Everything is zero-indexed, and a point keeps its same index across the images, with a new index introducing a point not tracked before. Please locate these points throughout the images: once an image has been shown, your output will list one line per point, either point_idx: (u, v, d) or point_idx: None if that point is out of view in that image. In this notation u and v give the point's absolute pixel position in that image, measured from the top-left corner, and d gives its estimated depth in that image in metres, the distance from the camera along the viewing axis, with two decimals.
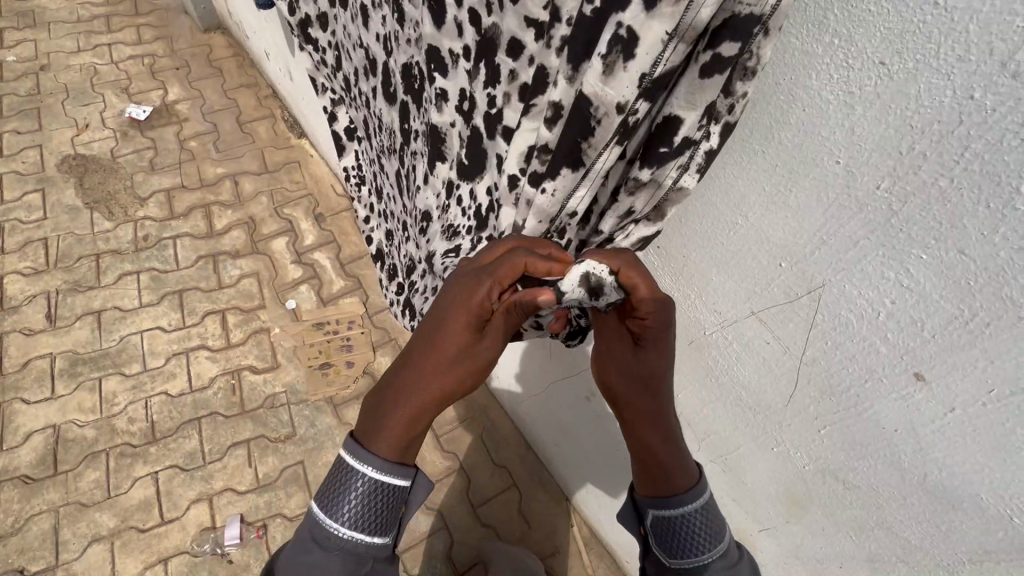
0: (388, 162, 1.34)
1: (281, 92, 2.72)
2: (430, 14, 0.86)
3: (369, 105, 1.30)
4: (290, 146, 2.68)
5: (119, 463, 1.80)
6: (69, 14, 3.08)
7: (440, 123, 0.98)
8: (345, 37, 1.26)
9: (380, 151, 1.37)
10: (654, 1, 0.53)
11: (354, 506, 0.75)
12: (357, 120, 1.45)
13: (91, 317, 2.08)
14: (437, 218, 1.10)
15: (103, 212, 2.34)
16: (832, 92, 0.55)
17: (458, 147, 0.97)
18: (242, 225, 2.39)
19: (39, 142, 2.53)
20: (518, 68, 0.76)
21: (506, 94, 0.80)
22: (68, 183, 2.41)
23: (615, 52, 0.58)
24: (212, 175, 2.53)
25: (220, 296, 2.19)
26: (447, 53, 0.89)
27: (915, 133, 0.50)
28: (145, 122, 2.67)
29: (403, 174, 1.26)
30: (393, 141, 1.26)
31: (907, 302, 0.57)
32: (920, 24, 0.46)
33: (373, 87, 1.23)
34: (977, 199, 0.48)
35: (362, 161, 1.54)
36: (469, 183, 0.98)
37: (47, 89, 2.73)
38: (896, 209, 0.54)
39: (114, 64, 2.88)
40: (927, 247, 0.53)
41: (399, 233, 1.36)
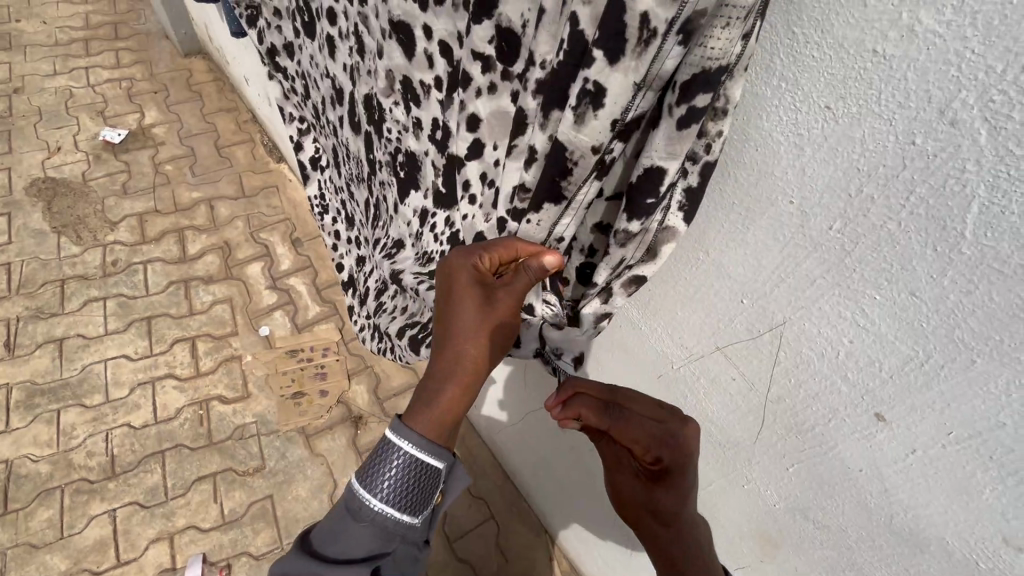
0: (360, 190, 1.30)
1: (261, 117, 2.72)
2: (401, 48, 0.85)
3: (338, 133, 1.28)
4: (269, 170, 2.66)
5: (75, 500, 1.71)
6: (47, 37, 3.06)
7: (416, 150, 0.97)
8: (312, 67, 1.25)
9: (351, 180, 1.35)
10: (617, 55, 0.54)
11: (392, 482, 0.72)
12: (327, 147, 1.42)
13: (53, 345, 2.00)
14: (413, 247, 1.06)
15: (71, 236, 2.28)
16: (782, 134, 0.55)
17: (433, 176, 0.95)
18: (216, 250, 2.36)
19: (8, 164, 2.47)
20: (467, 99, 0.76)
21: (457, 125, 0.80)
22: (36, 207, 2.35)
23: (584, 103, 0.59)
24: (188, 200, 2.49)
25: (190, 323, 2.13)
26: (418, 83, 0.87)
27: (863, 176, 0.50)
28: (120, 145, 2.64)
29: (374, 204, 1.24)
30: (362, 169, 1.23)
31: (865, 341, 0.57)
32: (861, 70, 0.47)
33: (342, 114, 1.20)
34: (923, 242, 0.49)
35: (332, 189, 1.50)
36: (449, 207, 0.94)
37: (20, 111, 2.68)
38: (849, 249, 0.54)
39: (91, 87, 2.86)
40: (880, 288, 0.53)
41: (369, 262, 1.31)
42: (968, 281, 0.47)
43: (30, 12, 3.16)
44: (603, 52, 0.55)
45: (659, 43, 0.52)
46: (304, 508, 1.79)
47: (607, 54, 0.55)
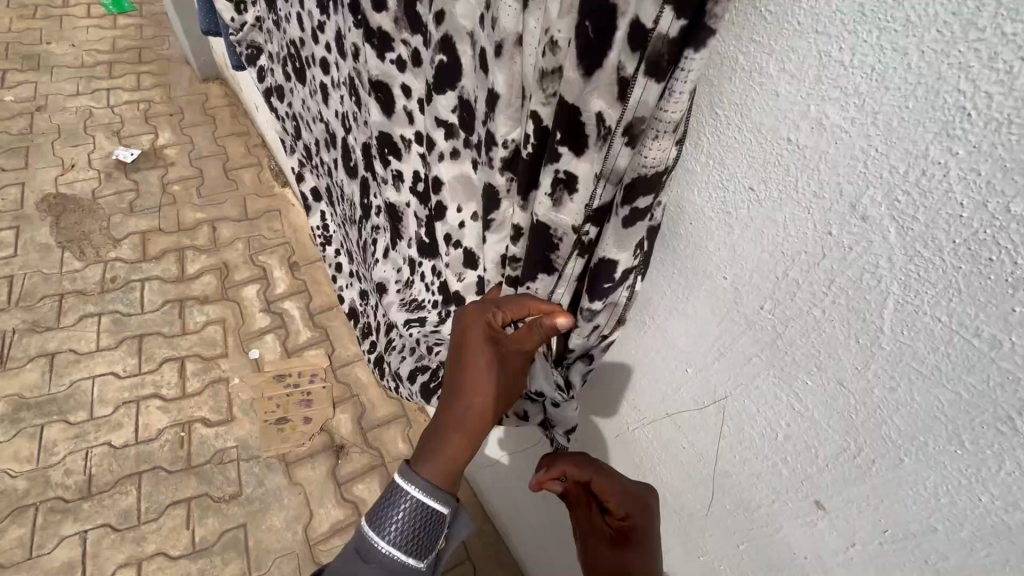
0: (352, 229, 1.31)
1: (270, 143, 2.80)
2: (378, 103, 0.85)
3: (332, 173, 1.29)
4: (274, 194, 2.72)
5: (48, 519, 1.70)
6: (74, 59, 3.19)
7: (396, 203, 0.96)
8: (305, 108, 1.27)
9: (343, 218, 1.35)
10: (580, 146, 0.56)
11: (397, 527, 0.66)
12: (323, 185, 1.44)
13: (44, 359, 2.02)
14: (399, 293, 1.05)
15: (75, 252, 2.33)
16: (713, 211, 0.57)
17: (415, 227, 0.95)
18: (214, 270, 2.39)
19: (22, 179, 2.54)
20: (434, 164, 0.79)
21: (437, 182, 0.81)
22: (44, 222, 2.40)
23: (558, 190, 0.60)
24: (191, 220, 2.54)
25: (182, 342, 2.15)
26: (398, 138, 0.87)
27: (788, 261, 0.52)
28: (132, 164, 2.71)
29: (364, 245, 1.24)
30: (354, 210, 1.23)
31: (801, 425, 0.57)
32: (776, 157, 0.50)
33: (335, 156, 1.22)
34: (845, 332, 0.49)
35: (331, 224, 1.51)
36: (433, 256, 0.94)
37: (40, 129, 2.78)
38: (780, 330, 0.55)
39: (110, 108, 2.96)
40: (810, 373, 0.54)
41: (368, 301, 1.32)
42: (890, 378, 0.48)
43: (60, 35, 3.31)
44: (568, 147, 0.57)
45: (610, 145, 0.53)
46: (276, 539, 1.75)
47: (571, 146, 0.57)
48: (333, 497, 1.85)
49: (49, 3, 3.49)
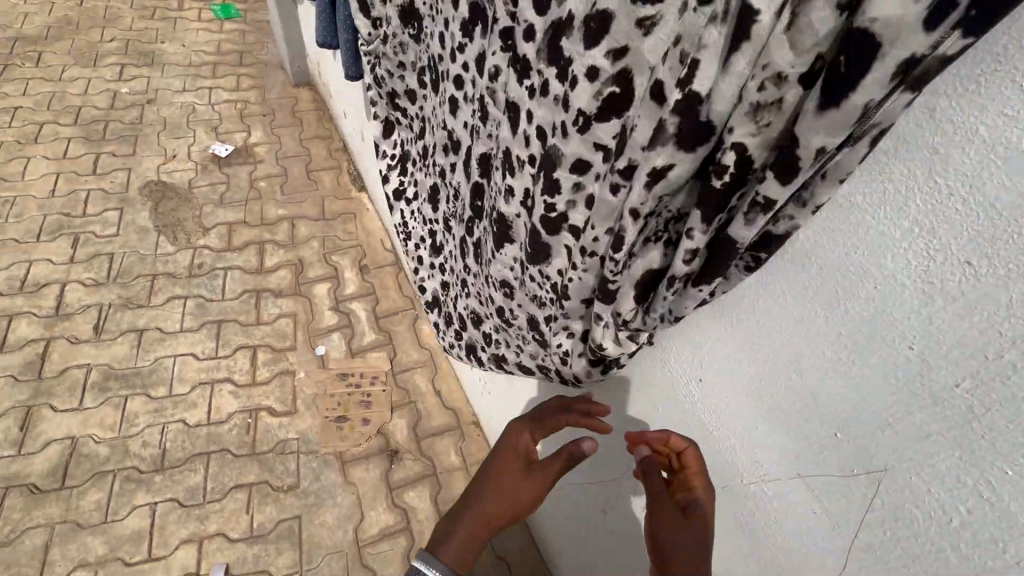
0: (452, 223, 1.17)
1: (351, 148, 2.92)
2: (511, 120, 0.76)
3: (434, 158, 1.16)
4: (350, 198, 2.83)
5: (123, 487, 1.79)
6: (184, 58, 3.45)
7: (506, 215, 0.84)
8: (405, 86, 1.15)
9: (440, 210, 1.21)
10: (794, 171, 0.48)
11: None
12: (411, 174, 1.27)
13: (133, 334, 2.15)
14: (519, 296, 0.93)
15: (169, 236, 2.49)
16: (908, 278, 0.56)
17: (523, 241, 0.82)
18: (290, 265, 2.50)
19: (129, 165, 2.75)
20: (585, 182, 0.67)
21: (569, 204, 0.69)
22: (145, 206, 2.59)
23: (760, 211, 0.52)
24: (273, 216, 2.67)
25: (256, 332, 2.25)
26: (515, 158, 0.77)
27: (1006, 343, 0.50)
28: (225, 159, 2.89)
29: (469, 240, 1.09)
30: (461, 198, 1.09)
31: (987, 514, 0.55)
32: (1012, 234, 0.47)
33: (443, 136, 1.09)
34: (980, 410, 0.53)
35: (412, 216, 1.32)
36: (538, 268, 0.81)
37: (149, 120, 3.01)
38: (977, 413, 0.53)
39: (211, 105, 3.18)
40: (1014, 464, 0.51)
41: (463, 301, 1.18)
42: None
43: (173, 36, 3.59)
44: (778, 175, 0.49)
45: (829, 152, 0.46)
46: (328, 536, 1.79)
47: (783, 175, 0.49)
48: (385, 501, 1.88)
49: (166, 7, 3.81)
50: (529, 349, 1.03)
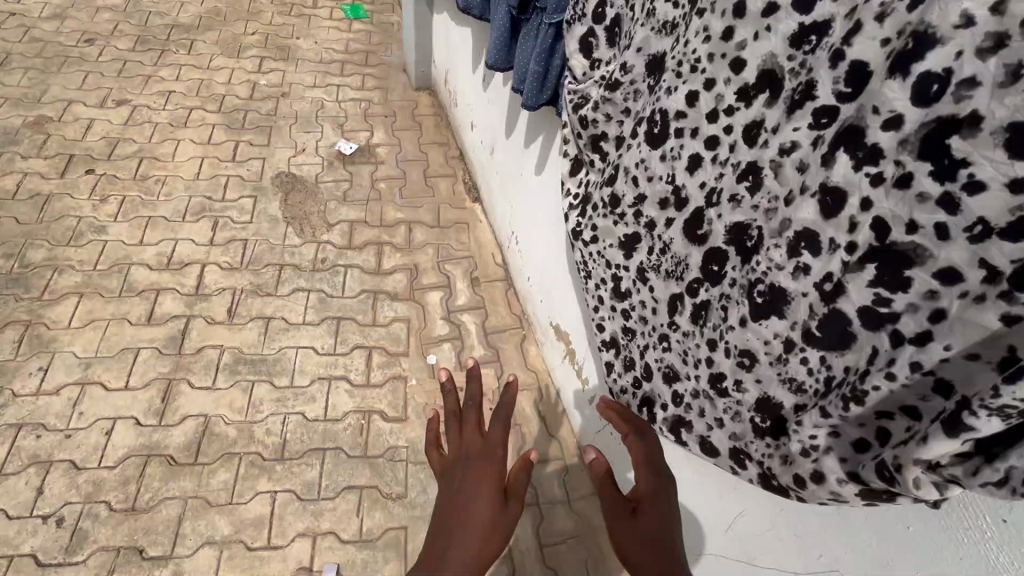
0: (654, 274, 1.06)
1: (469, 158, 2.94)
2: (824, 194, 0.66)
3: (638, 211, 1.06)
4: (464, 207, 2.85)
5: (248, 472, 1.87)
6: (316, 54, 3.60)
7: (784, 289, 0.74)
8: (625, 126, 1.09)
9: (634, 260, 1.11)
10: None
11: None
12: (596, 220, 1.18)
13: (262, 321, 2.25)
14: (763, 372, 0.81)
15: (297, 229, 2.60)
16: None
17: (802, 321, 0.72)
18: (406, 269, 2.54)
19: (264, 155, 2.90)
20: (943, 291, 0.57)
21: (910, 306, 0.60)
22: (276, 196, 2.71)
23: None
24: (392, 218, 2.73)
25: (372, 333, 2.30)
26: (823, 237, 0.68)
27: None
28: (349, 157, 2.99)
29: (686, 296, 0.98)
30: (679, 255, 0.97)
31: None
32: None
33: (662, 188, 0.98)
34: None
35: (590, 261, 1.23)
36: (820, 354, 0.71)
37: (282, 113, 3.16)
38: None
39: (338, 102, 3.29)
40: None
41: (655, 354, 1.10)
42: None
43: (307, 32, 3.76)
44: None
45: None
46: None
47: None
48: None
49: (302, 4, 4.00)
50: (731, 420, 0.93)
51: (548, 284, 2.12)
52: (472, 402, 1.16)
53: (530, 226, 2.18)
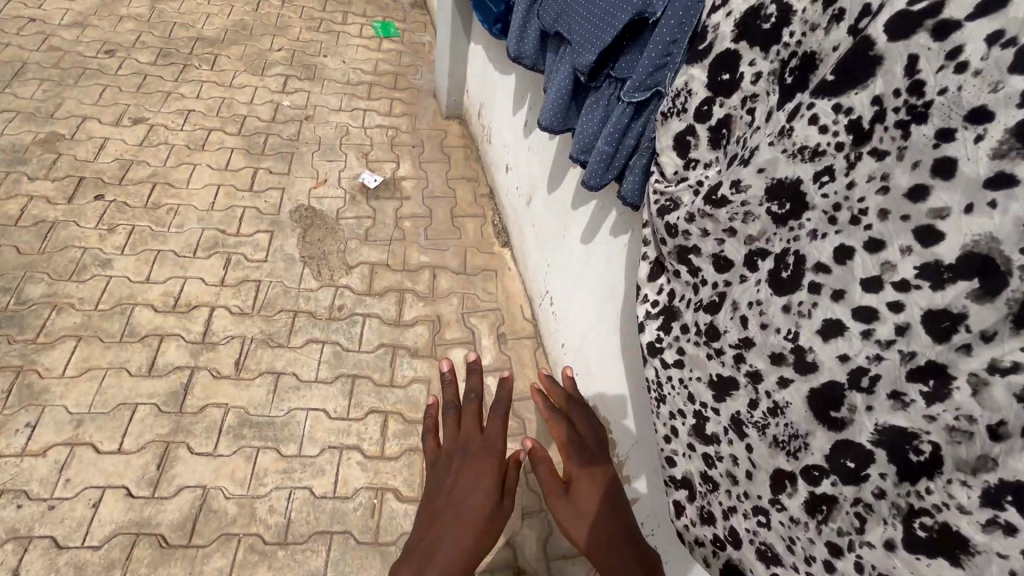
0: (754, 433, 0.87)
1: (500, 199, 2.75)
2: None
3: (740, 356, 0.87)
4: (493, 252, 2.66)
5: (246, 557, 1.68)
6: (342, 75, 3.44)
7: (967, 545, 0.58)
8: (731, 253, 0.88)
9: (727, 406, 0.92)
10: None
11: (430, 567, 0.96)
12: (686, 345, 1.00)
13: (271, 377, 2.07)
14: None
15: (313, 270, 2.42)
16: None
17: None
18: (428, 321, 2.35)
19: (284, 185, 2.73)
20: None
21: None
22: (294, 232, 2.54)
23: None
24: (415, 262, 2.55)
25: (389, 395, 2.11)
26: None
27: None
28: (373, 190, 2.81)
29: (800, 480, 0.78)
30: (795, 428, 0.79)
31: None
32: None
33: (781, 342, 0.78)
34: None
35: (669, 390, 1.07)
36: None
37: (305, 138, 2.99)
38: None
39: (363, 129, 3.12)
40: None
41: (743, 530, 0.91)
42: None
43: (335, 51, 3.61)
44: None
45: None
46: None
47: None
48: None
49: (332, 20, 3.85)
50: None
51: (585, 361, 1.90)
52: (473, 393, 1.24)
53: (568, 293, 1.96)
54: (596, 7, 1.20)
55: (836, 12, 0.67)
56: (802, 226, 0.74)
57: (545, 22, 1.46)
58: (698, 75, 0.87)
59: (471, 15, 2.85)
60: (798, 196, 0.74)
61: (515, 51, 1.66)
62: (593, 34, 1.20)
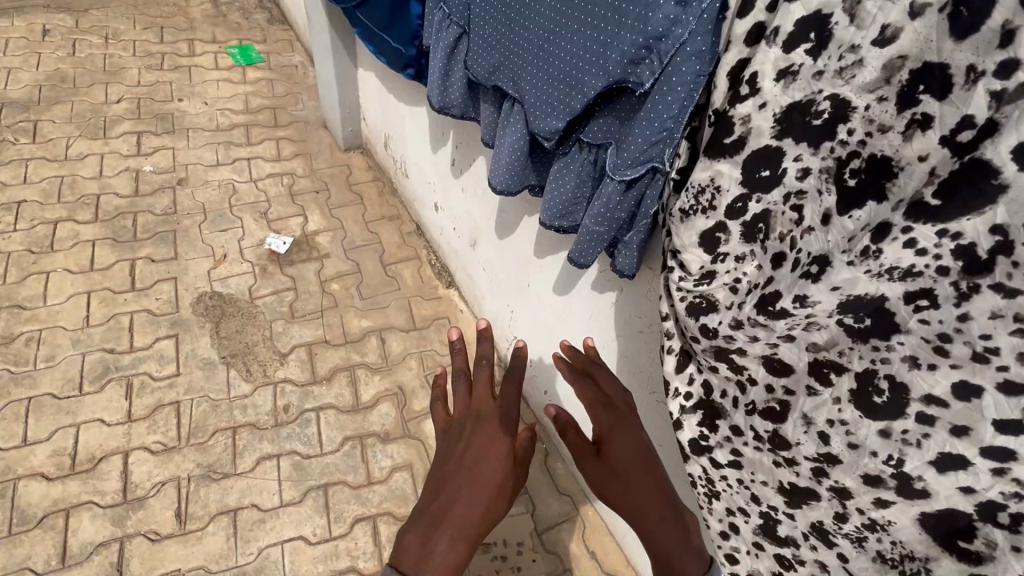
0: (845, 542, 0.81)
1: (433, 236, 2.51)
2: None
3: (821, 471, 0.78)
4: (439, 296, 2.44)
5: None
6: (209, 120, 2.93)
7: None
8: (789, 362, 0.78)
9: (804, 518, 0.85)
10: None
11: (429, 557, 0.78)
12: (741, 448, 0.91)
13: (226, 518, 1.74)
14: None
15: (241, 371, 2.06)
16: None
17: None
18: (391, 396, 2.10)
19: (174, 273, 2.28)
20: None
21: None
22: (203, 330, 2.14)
23: None
24: (357, 330, 2.26)
25: (371, 496, 1.87)
26: None
27: None
28: (285, 255, 2.44)
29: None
30: (906, 546, 0.73)
31: None
32: None
33: (880, 465, 0.71)
34: None
35: (722, 487, 0.97)
36: None
37: (184, 208, 2.52)
38: None
39: (253, 182, 2.69)
40: None
41: None
42: None
43: (191, 91, 3.05)
44: None
45: None
46: None
47: None
48: None
49: (176, 52, 3.25)
50: None
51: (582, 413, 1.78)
52: (484, 359, 1.02)
53: (544, 345, 1.79)
54: (555, 65, 1.01)
55: (918, 116, 0.56)
56: (894, 348, 0.65)
57: (479, 73, 1.23)
58: (730, 171, 0.74)
59: (353, 36, 2.49)
60: (882, 313, 0.65)
61: (440, 101, 1.40)
62: (561, 97, 1.02)
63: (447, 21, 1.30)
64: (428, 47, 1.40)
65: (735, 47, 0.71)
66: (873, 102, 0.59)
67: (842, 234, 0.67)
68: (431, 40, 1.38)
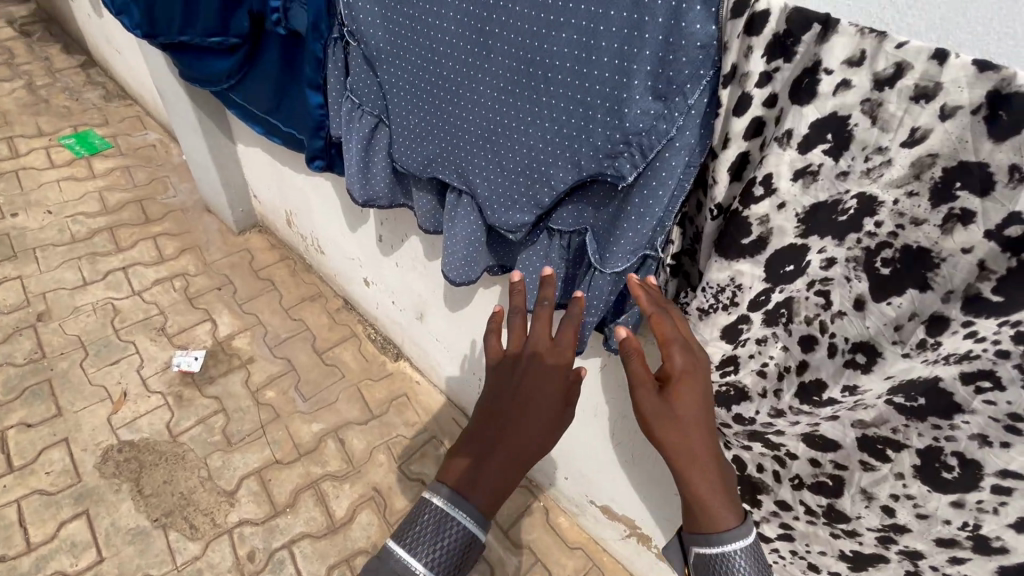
0: None
1: (366, 309, 2.29)
2: None
3: (887, 538, 0.77)
4: (389, 372, 2.23)
5: None
6: (59, 232, 2.45)
7: None
8: (841, 439, 0.75)
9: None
10: None
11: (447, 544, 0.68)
12: (793, 523, 0.88)
13: None
14: None
15: (183, 529, 1.74)
16: None
17: None
18: (368, 502, 1.88)
19: (64, 434, 1.88)
20: None
21: None
22: (121, 494, 1.78)
23: None
24: (309, 436, 2.00)
25: None
26: None
27: None
28: (200, 373, 2.11)
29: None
30: None
31: None
32: None
33: (952, 531, 0.70)
34: None
35: (775, 559, 0.94)
36: None
37: (55, 349, 2.08)
38: None
39: (136, 295, 2.30)
40: None
41: None
42: None
43: (25, 201, 2.54)
44: None
45: None
46: None
47: None
48: None
49: None
50: None
51: (580, 468, 1.71)
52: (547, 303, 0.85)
53: None
54: (512, 157, 0.90)
55: (957, 210, 0.54)
56: (958, 427, 0.63)
57: (410, 165, 1.08)
58: (750, 268, 0.69)
59: (224, 111, 2.20)
60: (938, 393, 0.63)
61: (363, 193, 1.21)
62: (525, 191, 0.92)
63: (356, 110, 1.13)
64: (336, 137, 1.22)
65: (733, 145, 0.66)
66: (902, 197, 0.57)
67: (882, 320, 0.63)
68: (341, 130, 1.19)
